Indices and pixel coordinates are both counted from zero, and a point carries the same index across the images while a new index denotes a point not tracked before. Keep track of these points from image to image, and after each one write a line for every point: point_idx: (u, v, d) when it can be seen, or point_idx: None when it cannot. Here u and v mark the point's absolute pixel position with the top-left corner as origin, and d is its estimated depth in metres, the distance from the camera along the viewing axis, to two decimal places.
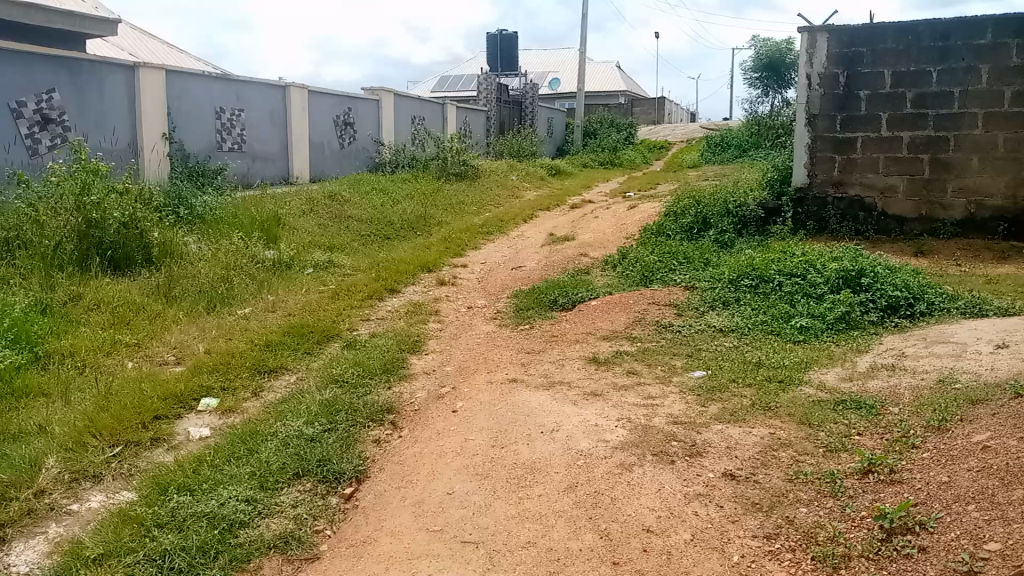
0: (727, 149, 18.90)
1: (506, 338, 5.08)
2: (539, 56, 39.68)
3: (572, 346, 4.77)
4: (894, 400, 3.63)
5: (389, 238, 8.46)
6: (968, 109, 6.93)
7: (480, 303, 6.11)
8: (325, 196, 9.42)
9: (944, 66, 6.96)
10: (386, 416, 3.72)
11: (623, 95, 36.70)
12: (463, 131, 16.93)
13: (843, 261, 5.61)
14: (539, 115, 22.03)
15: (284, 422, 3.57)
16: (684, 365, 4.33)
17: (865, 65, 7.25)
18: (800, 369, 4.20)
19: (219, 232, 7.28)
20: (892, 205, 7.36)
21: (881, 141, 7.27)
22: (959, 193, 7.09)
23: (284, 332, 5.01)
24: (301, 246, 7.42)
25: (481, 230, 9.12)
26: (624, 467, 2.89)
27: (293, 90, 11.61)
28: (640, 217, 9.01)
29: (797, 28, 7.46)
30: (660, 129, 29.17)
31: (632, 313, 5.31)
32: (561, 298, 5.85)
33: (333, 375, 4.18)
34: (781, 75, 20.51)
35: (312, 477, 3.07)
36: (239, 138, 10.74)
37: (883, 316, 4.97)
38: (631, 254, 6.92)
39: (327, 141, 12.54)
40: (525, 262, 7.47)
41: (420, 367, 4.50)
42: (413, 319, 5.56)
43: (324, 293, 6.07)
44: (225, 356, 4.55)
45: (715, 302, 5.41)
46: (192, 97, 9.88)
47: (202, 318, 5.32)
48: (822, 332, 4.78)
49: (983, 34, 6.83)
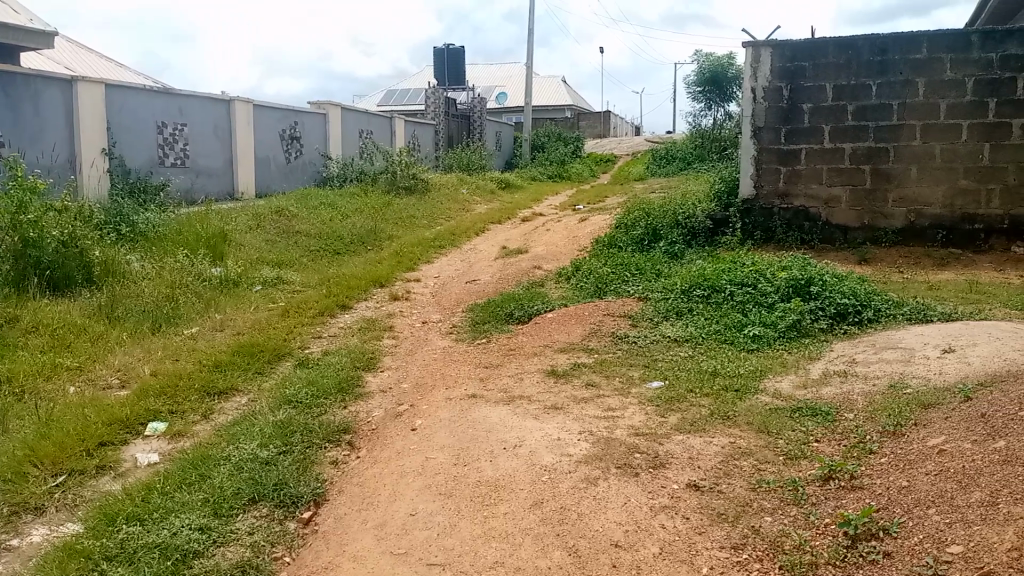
0: (672, 161, 19.19)
1: (462, 353, 5.03)
2: (485, 70, 39.83)
3: (530, 359, 4.74)
4: (848, 406, 3.69)
5: (339, 253, 8.33)
6: (907, 120, 7.16)
7: (435, 318, 6.04)
8: (272, 212, 9.24)
9: (883, 80, 7.18)
10: (343, 436, 3.63)
11: (569, 109, 37.03)
12: (411, 145, 16.86)
13: (792, 269, 5.71)
14: (487, 128, 22.08)
15: (237, 446, 3.46)
16: (642, 377, 4.34)
17: (808, 79, 7.43)
18: (755, 377, 4.25)
19: (162, 250, 7.06)
20: (836, 215, 7.54)
21: (824, 152, 7.45)
22: (899, 202, 7.31)
23: (233, 352, 4.87)
24: (249, 263, 7.25)
25: (433, 244, 9.05)
26: (589, 481, 2.87)
27: (238, 104, 11.40)
28: (591, 229, 9.05)
29: (742, 42, 7.60)
30: (607, 142, 29.50)
31: (588, 325, 5.32)
32: (516, 312, 5.83)
33: (286, 395, 4.07)
34: (723, 88, 20.95)
35: (268, 502, 2.97)
36: (182, 153, 10.48)
37: (833, 323, 5.07)
38: (585, 266, 6.94)
39: (273, 155, 12.34)
40: (479, 276, 7.43)
41: (376, 385, 4.41)
42: (366, 335, 5.46)
43: (274, 311, 5.94)
44: (172, 378, 4.40)
45: (669, 312, 5.45)
46: (132, 112, 9.62)
47: (147, 339, 5.14)
48: (775, 341, 4.85)
49: (919, 49, 7.06)
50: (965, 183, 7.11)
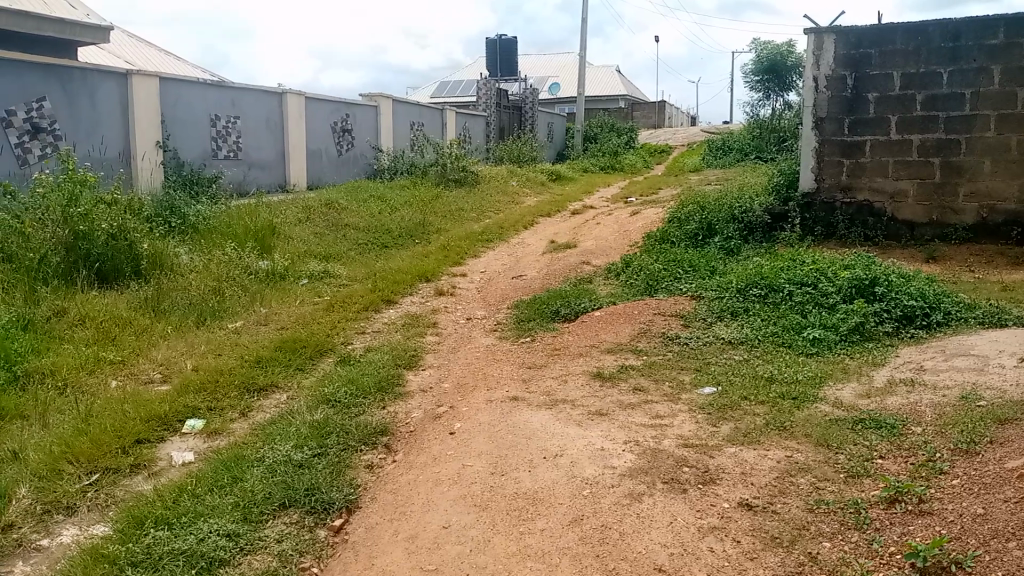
0: (729, 152, 18.75)
1: (506, 352, 4.89)
2: (539, 61, 39.57)
3: (576, 360, 4.58)
4: (914, 419, 3.44)
5: (386, 247, 8.28)
6: (980, 111, 6.75)
7: (480, 315, 5.91)
8: (322, 204, 9.24)
9: (955, 67, 6.78)
10: (380, 438, 3.53)
11: (623, 99, 36.55)
12: (463, 137, 16.77)
13: (855, 268, 5.41)
14: (539, 120, 21.89)
15: (272, 447, 3.41)
16: (693, 382, 4.14)
17: (874, 67, 7.07)
18: (814, 385, 4.02)
19: (211, 243, 7.09)
20: (902, 210, 7.17)
21: (890, 144, 7.09)
22: (971, 197, 6.91)
23: (275, 348, 4.82)
24: (296, 256, 7.23)
25: (480, 238, 8.93)
26: (632, 497, 2.70)
27: (290, 96, 11.45)
28: (644, 223, 8.81)
29: (804, 29, 7.28)
30: (662, 133, 28.99)
31: (637, 324, 5.12)
32: (563, 309, 5.65)
33: (325, 394, 3.99)
34: (783, 78, 20.32)
35: (299, 508, 2.88)
36: (235, 146, 10.57)
37: (899, 327, 4.77)
38: (635, 262, 6.72)
39: (325, 147, 12.38)
40: (526, 271, 7.27)
41: (416, 384, 4.30)
42: (410, 332, 5.36)
43: (318, 305, 5.88)
44: (214, 374, 4.37)
45: (723, 312, 5.22)
46: (186, 104, 9.72)
47: (191, 333, 5.13)
48: (836, 345, 4.59)
49: (995, 34, 6.64)
50: None
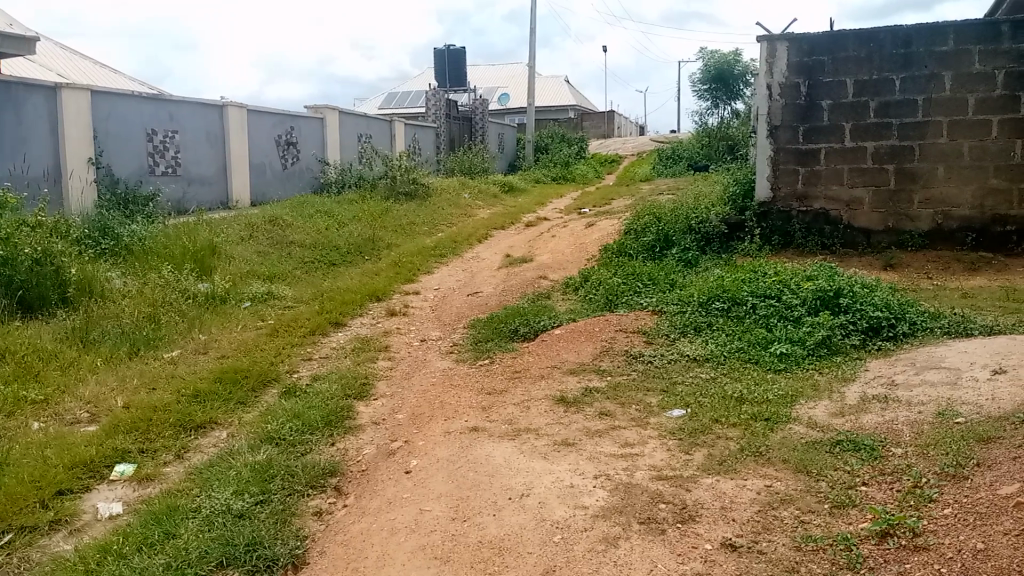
0: (678, 161, 18.83)
1: (463, 376, 4.64)
2: (487, 72, 39.47)
3: (537, 383, 4.35)
4: (893, 439, 3.29)
5: (334, 264, 7.96)
6: (933, 117, 6.76)
7: (434, 335, 5.64)
8: (266, 221, 8.87)
9: (907, 74, 6.78)
10: (329, 479, 3.25)
11: (573, 109, 36.66)
12: (413, 149, 16.48)
13: (818, 279, 5.29)
14: (489, 131, 21.69)
15: (209, 494, 3.11)
16: (661, 404, 3.94)
17: (827, 74, 7.02)
18: (784, 404, 3.86)
19: (147, 265, 6.70)
20: (857, 217, 7.13)
21: (845, 152, 7.05)
22: (925, 204, 6.91)
23: (214, 380, 4.49)
24: (238, 277, 6.87)
25: (433, 253, 8.66)
26: (608, 542, 2.48)
27: (232, 109, 11.04)
28: (599, 235, 8.66)
29: (756, 37, 7.20)
30: (611, 143, 29.10)
31: (598, 343, 4.91)
32: (522, 328, 5.43)
33: (268, 431, 3.69)
34: (730, 86, 20.52)
35: (238, 568, 2.59)
36: (174, 161, 10.13)
37: (865, 339, 4.66)
38: (594, 276, 6.55)
39: (269, 161, 11.98)
40: (482, 287, 7.04)
41: (368, 416, 4.02)
42: (360, 357, 5.08)
43: (262, 330, 5.56)
44: (146, 412, 4.02)
45: (685, 328, 5.05)
46: (121, 119, 9.27)
47: (122, 365, 4.77)
48: (803, 359, 4.45)
49: (945, 40, 6.66)
50: (995, 183, 6.71)
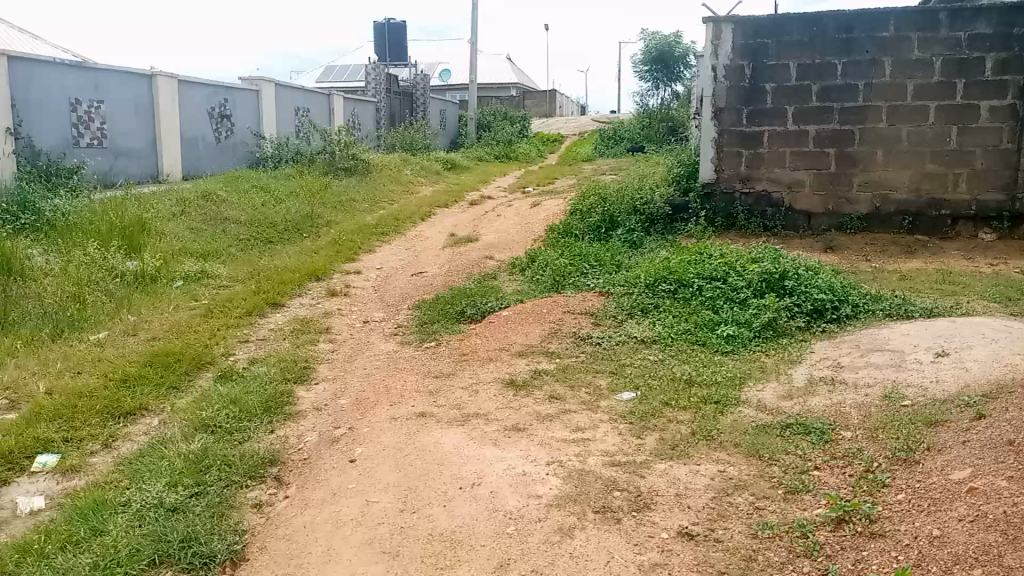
0: (620, 142, 18.88)
1: (408, 359, 4.51)
2: (428, 48, 38.86)
3: (485, 366, 4.25)
4: (842, 423, 3.30)
5: (271, 242, 7.69)
6: (873, 102, 6.85)
7: (377, 317, 5.48)
8: (198, 196, 8.51)
9: (848, 59, 6.86)
10: (268, 470, 3.10)
11: (514, 87, 36.43)
12: (352, 124, 16.10)
13: (764, 261, 5.31)
14: (431, 107, 21.36)
15: (140, 487, 2.93)
16: (611, 387, 3.89)
17: (771, 57, 7.04)
18: (733, 386, 3.85)
19: (70, 242, 6.33)
20: (799, 200, 7.21)
21: (788, 134, 7.10)
22: (865, 187, 7.03)
23: (144, 364, 4.25)
24: (169, 255, 6.56)
25: (375, 231, 8.45)
26: (563, 533, 2.41)
27: (161, 78, 10.55)
28: (545, 215, 8.58)
29: (702, 18, 7.17)
30: (553, 122, 29.02)
31: (546, 324, 4.83)
32: (469, 309, 5.31)
33: (202, 418, 3.50)
34: (671, 67, 20.63)
35: (173, 567, 2.44)
36: (99, 133, 9.63)
37: (810, 321, 4.70)
38: (540, 256, 6.46)
39: (201, 134, 11.51)
40: (426, 267, 6.89)
41: (308, 402, 3.86)
42: (300, 339, 4.89)
43: (195, 311, 5.31)
44: (71, 398, 3.78)
45: (634, 309, 5.01)
46: (40, 86, 8.74)
47: (43, 348, 4.49)
48: (750, 341, 4.46)
49: (886, 26, 6.74)
50: (932, 167, 6.85)
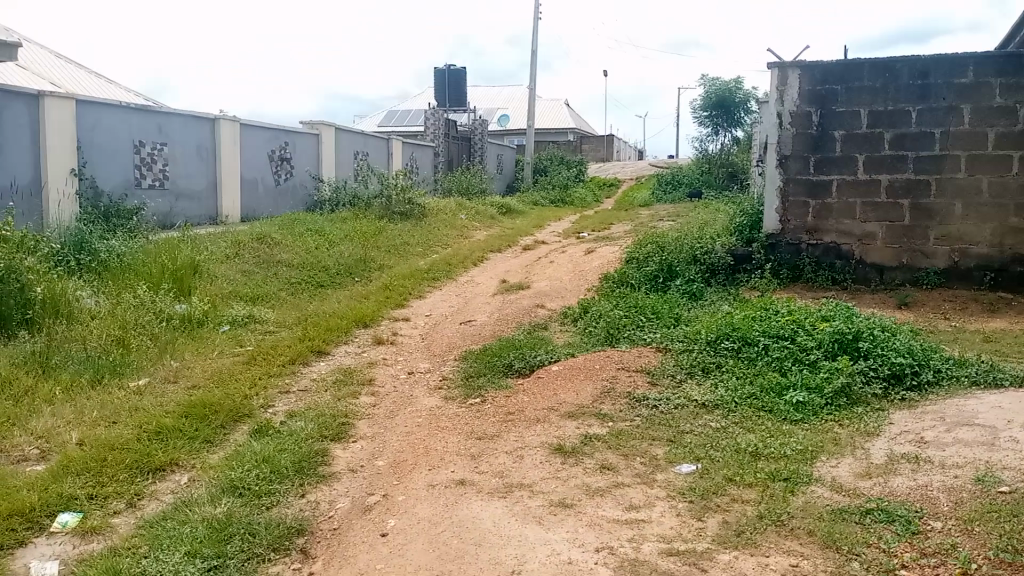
0: (678, 187, 18.56)
1: (451, 416, 4.27)
2: (488, 93, 39.35)
3: (532, 427, 3.99)
4: (930, 510, 2.93)
5: (321, 286, 7.60)
6: (950, 151, 6.46)
7: (422, 368, 5.28)
8: (253, 238, 8.52)
9: (924, 106, 6.50)
10: (294, 540, 2.88)
11: (572, 132, 36.49)
12: (409, 168, 16.19)
13: (835, 320, 4.94)
14: (489, 151, 21.45)
15: (158, 555, 2.74)
16: (669, 457, 3.58)
17: (840, 104, 6.73)
18: (804, 461, 3.50)
19: (122, 283, 6.33)
20: (870, 253, 6.82)
21: (858, 184, 6.74)
22: (942, 241, 6.60)
23: (180, 415, 4.11)
24: (218, 298, 6.51)
25: (426, 276, 8.31)
26: None
27: (224, 122, 10.74)
28: (599, 262, 8.32)
29: (767, 63, 6.91)
30: (610, 167, 28.89)
31: (599, 383, 4.54)
32: (517, 363, 5.07)
33: (232, 479, 3.31)
34: (731, 113, 20.34)
35: None
36: (161, 174, 9.80)
37: (887, 388, 4.32)
38: (594, 307, 6.20)
39: (260, 177, 11.65)
40: (475, 315, 6.69)
41: (345, 462, 3.64)
42: (341, 391, 4.70)
43: (239, 357, 5.19)
44: (102, 450, 3.64)
45: (693, 369, 4.70)
46: (106, 129, 8.95)
47: (83, 395, 4.39)
48: (822, 409, 4.10)
49: (965, 72, 6.38)
50: (1016, 221, 6.40)
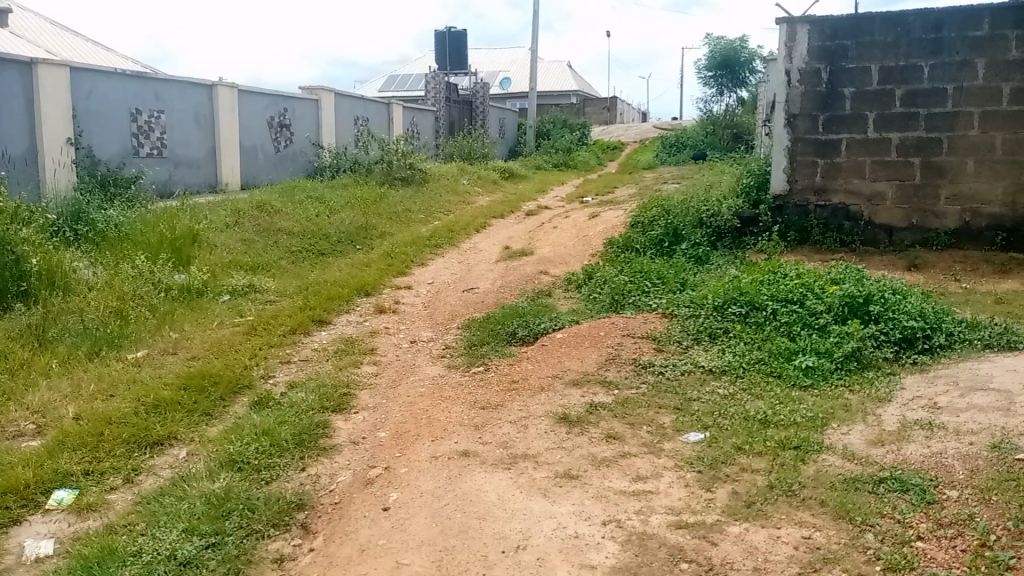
0: (683, 149, 18.31)
1: (453, 386, 4.20)
2: (489, 56, 38.81)
3: (536, 396, 3.91)
4: (945, 479, 2.86)
5: (322, 255, 7.50)
6: (963, 108, 6.29)
7: (425, 337, 5.20)
8: (252, 207, 8.40)
9: (937, 60, 6.31)
10: (293, 516, 2.82)
11: (575, 95, 36.05)
12: (410, 133, 15.98)
13: (846, 283, 4.83)
14: (490, 115, 21.18)
15: (154, 533, 2.69)
16: (676, 425, 3.50)
17: (850, 60, 6.55)
18: (814, 429, 3.42)
19: (120, 253, 6.24)
20: (880, 214, 6.68)
21: (868, 143, 6.58)
22: (953, 201, 6.46)
23: (179, 388, 4.04)
24: (218, 268, 6.42)
25: (428, 243, 8.20)
26: None
27: (221, 88, 10.56)
28: (604, 227, 8.20)
29: (776, 19, 6.72)
30: (613, 130, 28.55)
31: (604, 350, 4.46)
32: (520, 330, 4.98)
33: (231, 453, 3.25)
34: (736, 73, 19.99)
35: None
36: (159, 143, 9.65)
37: (898, 352, 4.23)
38: (598, 273, 6.10)
39: (260, 144, 11.49)
40: (478, 283, 6.59)
41: (346, 434, 3.58)
42: (342, 361, 4.63)
43: (239, 328, 5.11)
44: (99, 425, 3.59)
45: (700, 334, 4.61)
46: (102, 97, 8.79)
47: (80, 368, 4.33)
48: (832, 374, 4.02)
49: (979, 26, 6.19)
50: None
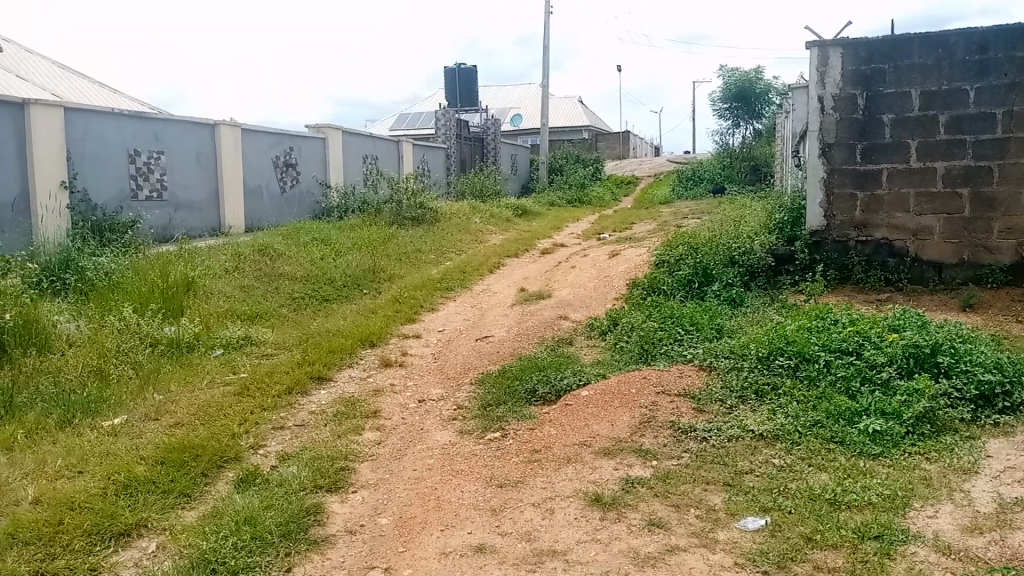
0: (699, 183, 17.84)
1: (468, 456, 3.69)
2: (499, 93, 38.76)
3: (562, 470, 3.40)
4: None
5: (326, 301, 7.05)
6: (1014, 133, 5.80)
7: (435, 395, 4.69)
8: (254, 250, 7.99)
9: (983, 84, 5.84)
10: None
11: (586, 129, 35.78)
12: (421, 171, 15.65)
13: (906, 331, 4.30)
14: (502, 152, 20.87)
15: None
16: (729, 507, 2.97)
17: (888, 85, 6.09)
18: (894, 511, 2.88)
19: (109, 303, 5.80)
20: (927, 249, 6.16)
21: (910, 174, 6.09)
22: (1008, 234, 5.94)
23: (155, 462, 3.55)
24: (213, 318, 5.97)
25: (439, 286, 7.73)
26: None
27: (224, 128, 10.24)
28: (626, 266, 7.71)
29: (806, 43, 6.28)
30: (627, 164, 28.20)
31: (637, 410, 3.94)
32: (541, 387, 4.47)
33: (203, 551, 2.75)
34: (752, 106, 19.65)
35: None
36: (158, 185, 9.29)
37: (976, 412, 3.69)
38: (624, 319, 5.60)
39: (265, 185, 11.13)
40: (493, 330, 6.10)
41: (342, 520, 3.07)
42: (342, 425, 4.14)
43: (230, 387, 4.64)
44: (58, 511, 3.10)
45: (745, 391, 4.08)
46: (98, 138, 8.45)
47: (47, 440, 3.86)
48: (903, 440, 3.47)
49: None
50: None
